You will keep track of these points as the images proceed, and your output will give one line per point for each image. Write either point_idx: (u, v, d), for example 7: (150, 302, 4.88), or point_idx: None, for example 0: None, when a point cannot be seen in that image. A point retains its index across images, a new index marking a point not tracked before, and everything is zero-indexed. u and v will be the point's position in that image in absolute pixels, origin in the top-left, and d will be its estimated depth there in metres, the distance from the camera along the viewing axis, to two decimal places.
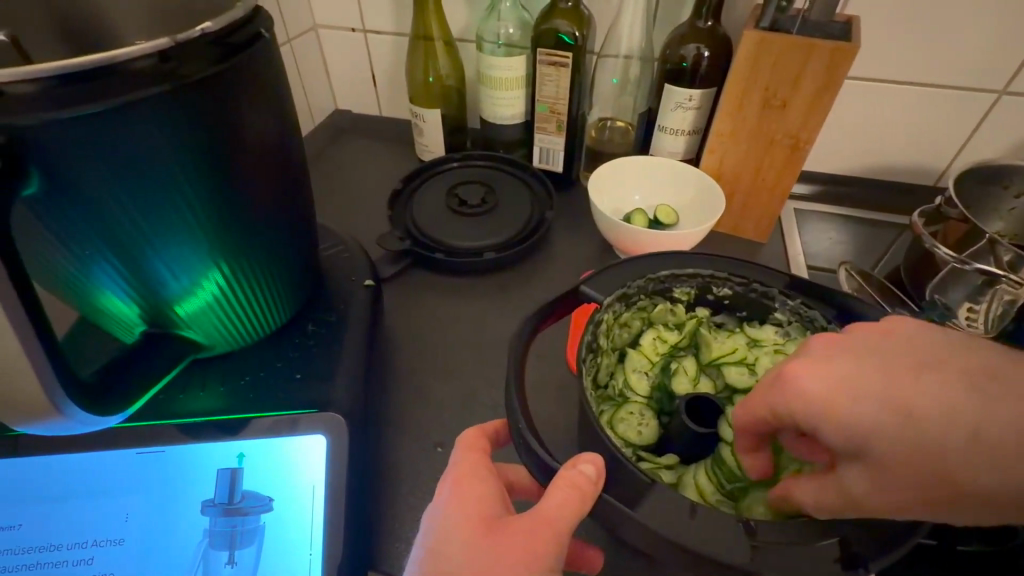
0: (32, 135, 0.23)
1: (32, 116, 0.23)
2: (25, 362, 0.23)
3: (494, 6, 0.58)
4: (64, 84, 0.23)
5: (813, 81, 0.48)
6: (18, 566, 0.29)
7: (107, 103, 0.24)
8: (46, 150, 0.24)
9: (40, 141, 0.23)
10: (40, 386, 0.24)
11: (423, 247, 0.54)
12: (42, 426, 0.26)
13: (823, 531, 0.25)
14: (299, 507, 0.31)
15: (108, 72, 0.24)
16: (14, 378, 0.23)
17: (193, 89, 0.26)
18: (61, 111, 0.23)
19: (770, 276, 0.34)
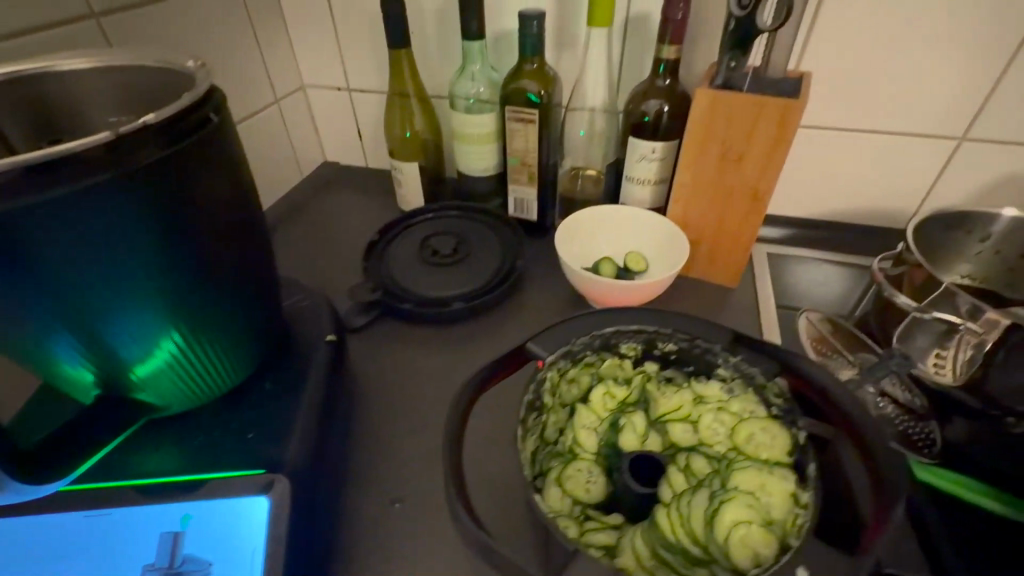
0: None
1: None
2: None
3: (466, 67, 0.61)
4: (13, 178, 0.25)
5: (767, 136, 0.50)
6: None
7: (54, 194, 0.26)
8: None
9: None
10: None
11: (394, 298, 0.56)
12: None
13: None
14: (237, 571, 0.30)
15: (56, 165, 0.26)
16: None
17: (140, 174, 0.28)
18: (8, 203, 0.25)
19: (713, 333, 0.35)
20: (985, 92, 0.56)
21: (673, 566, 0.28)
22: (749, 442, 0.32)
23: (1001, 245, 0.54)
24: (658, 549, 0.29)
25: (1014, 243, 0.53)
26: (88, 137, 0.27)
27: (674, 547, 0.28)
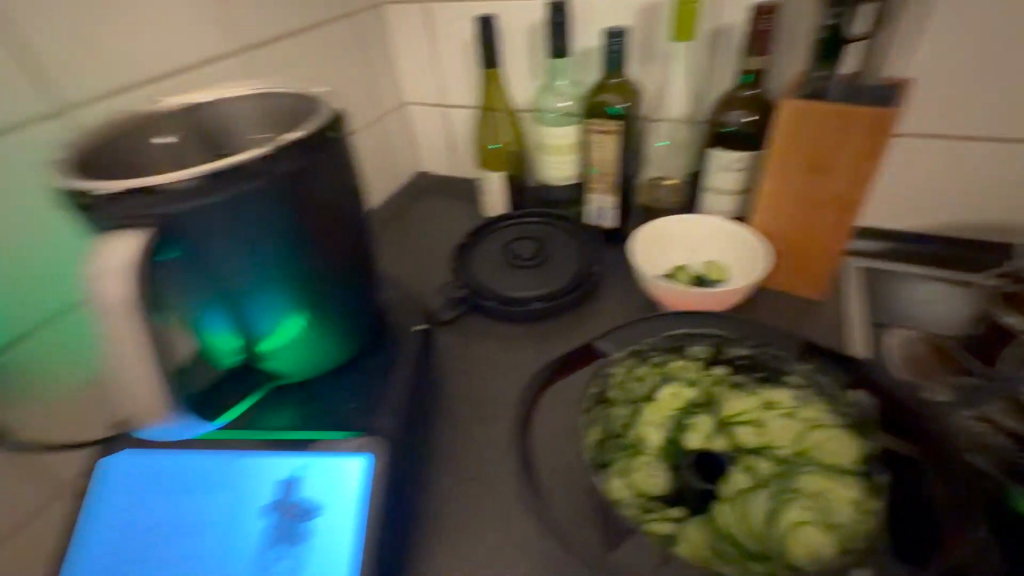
0: (176, 219, 0.32)
1: (176, 206, 0.32)
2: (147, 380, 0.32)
3: (551, 83, 0.65)
4: (197, 183, 0.32)
5: (857, 145, 0.49)
6: (126, 538, 0.36)
7: (222, 195, 0.33)
8: (181, 229, 0.33)
9: (179, 223, 0.32)
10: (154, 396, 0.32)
11: (477, 296, 0.60)
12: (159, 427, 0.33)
13: None
14: (341, 516, 0.35)
15: (226, 172, 0.33)
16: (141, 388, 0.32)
17: (283, 180, 0.35)
18: (192, 202, 0.32)
19: (782, 341, 0.37)
20: None
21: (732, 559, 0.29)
22: (817, 448, 0.32)
23: None
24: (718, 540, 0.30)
25: None
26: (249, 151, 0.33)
27: (733, 541, 0.29)
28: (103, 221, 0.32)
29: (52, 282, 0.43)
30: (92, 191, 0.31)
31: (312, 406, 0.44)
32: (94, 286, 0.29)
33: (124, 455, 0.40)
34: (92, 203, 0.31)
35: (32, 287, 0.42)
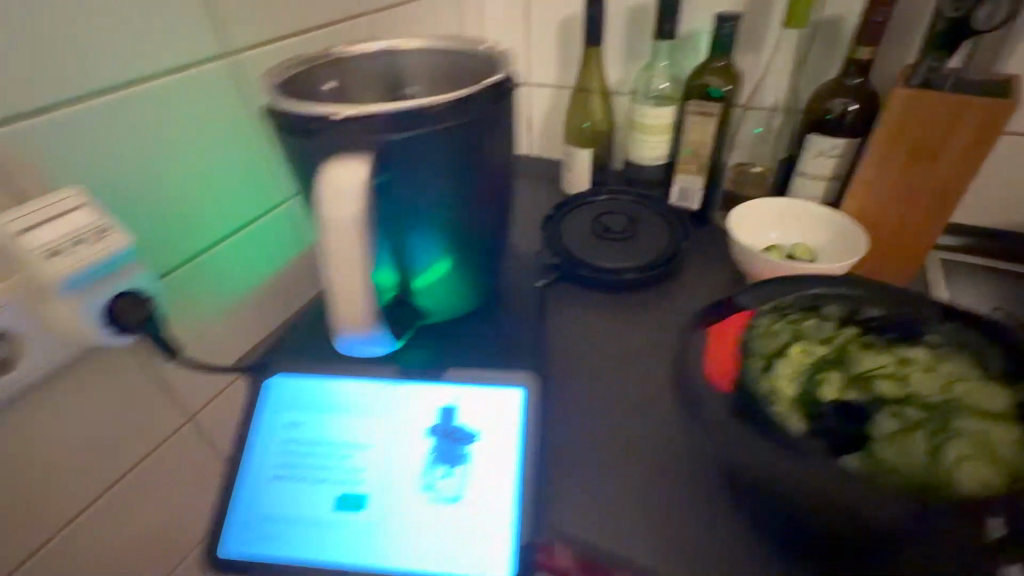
0: (389, 146, 0.34)
1: (395, 134, 0.34)
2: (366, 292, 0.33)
3: (653, 65, 0.68)
4: (413, 114, 0.34)
5: (969, 135, 0.51)
6: (301, 452, 0.39)
7: (430, 128, 0.35)
8: (388, 157, 0.35)
9: (389, 151, 0.34)
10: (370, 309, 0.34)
11: (573, 264, 0.62)
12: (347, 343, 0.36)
13: None
14: (502, 443, 0.38)
15: (435, 108, 0.35)
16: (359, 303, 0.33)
17: (478, 120, 0.36)
18: (406, 131, 0.34)
19: (922, 303, 0.40)
20: None
21: (900, 484, 0.31)
22: (966, 396, 0.35)
23: None
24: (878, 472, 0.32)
25: None
26: (456, 90, 0.35)
27: (897, 470, 0.32)
28: (316, 144, 0.34)
29: (213, 215, 0.45)
30: (323, 115, 0.33)
31: (454, 347, 0.46)
32: (337, 208, 0.31)
33: (274, 379, 0.41)
34: (318, 125, 0.34)
35: (196, 217, 0.44)
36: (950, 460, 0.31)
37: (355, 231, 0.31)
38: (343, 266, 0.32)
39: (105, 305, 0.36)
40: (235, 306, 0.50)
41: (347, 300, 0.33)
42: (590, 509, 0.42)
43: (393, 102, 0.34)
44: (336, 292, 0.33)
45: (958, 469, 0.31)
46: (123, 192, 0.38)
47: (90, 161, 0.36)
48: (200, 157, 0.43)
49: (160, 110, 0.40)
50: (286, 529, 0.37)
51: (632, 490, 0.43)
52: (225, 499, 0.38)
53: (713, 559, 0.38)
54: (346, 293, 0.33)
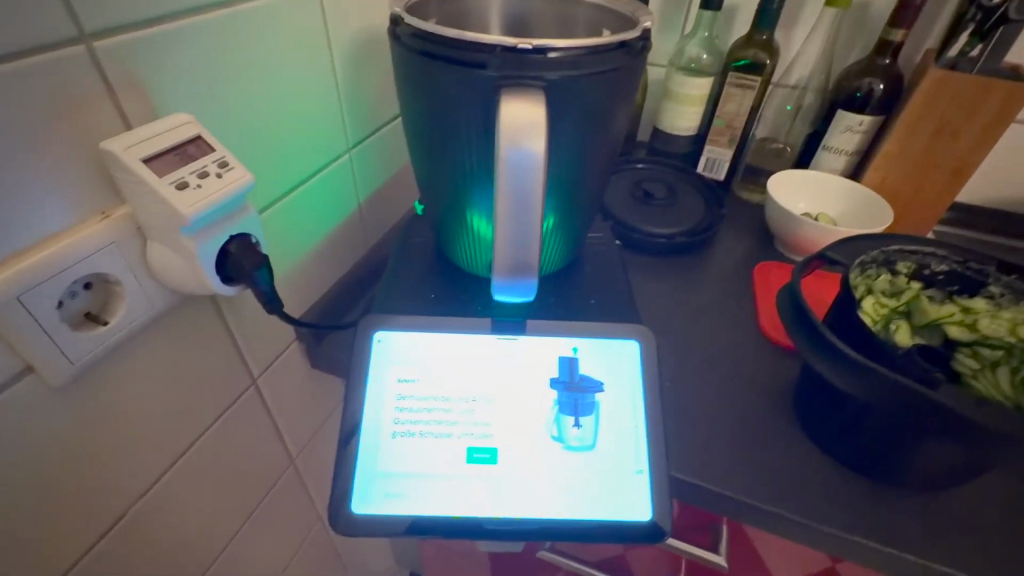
0: (554, 88, 0.32)
1: (562, 74, 0.32)
2: (530, 237, 0.33)
3: (695, 35, 0.69)
4: (582, 55, 0.33)
5: (989, 114, 0.57)
6: (420, 408, 0.38)
7: (594, 71, 0.33)
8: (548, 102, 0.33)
9: (551, 96, 0.33)
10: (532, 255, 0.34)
11: (623, 228, 0.64)
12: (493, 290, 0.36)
13: None
14: (624, 393, 0.39)
15: (600, 51, 0.33)
16: (523, 250, 0.33)
17: (633, 68, 0.35)
18: (575, 72, 0.32)
19: (984, 257, 0.44)
20: None
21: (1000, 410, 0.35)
22: None
23: None
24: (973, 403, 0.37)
25: None
26: (618, 34, 0.34)
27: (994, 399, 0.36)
28: (487, 77, 0.31)
29: (289, 156, 0.42)
30: (489, 47, 0.31)
31: (550, 301, 0.46)
32: (526, 149, 0.30)
33: (382, 334, 0.40)
34: (482, 59, 0.32)
35: (276, 157, 0.41)
36: None
37: (533, 174, 0.31)
38: (514, 208, 0.32)
39: (216, 254, 0.32)
40: (301, 261, 0.46)
41: (505, 242, 0.33)
42: (686, 455, 0.44)
43: (561, 41, 0.32)
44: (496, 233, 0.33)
45: None
46: (217, 121, 0.35)
47: (190, 84, 0.33)
48: (281, 90, 0.40)
49: (253, 34, 0.36)
50: (416, 484, 0.36)
51: (721, 436, 0.45)
52: (345, 456, 0.36)
53: (803, 492, 0.42)
54: (505, 235, 0.33)
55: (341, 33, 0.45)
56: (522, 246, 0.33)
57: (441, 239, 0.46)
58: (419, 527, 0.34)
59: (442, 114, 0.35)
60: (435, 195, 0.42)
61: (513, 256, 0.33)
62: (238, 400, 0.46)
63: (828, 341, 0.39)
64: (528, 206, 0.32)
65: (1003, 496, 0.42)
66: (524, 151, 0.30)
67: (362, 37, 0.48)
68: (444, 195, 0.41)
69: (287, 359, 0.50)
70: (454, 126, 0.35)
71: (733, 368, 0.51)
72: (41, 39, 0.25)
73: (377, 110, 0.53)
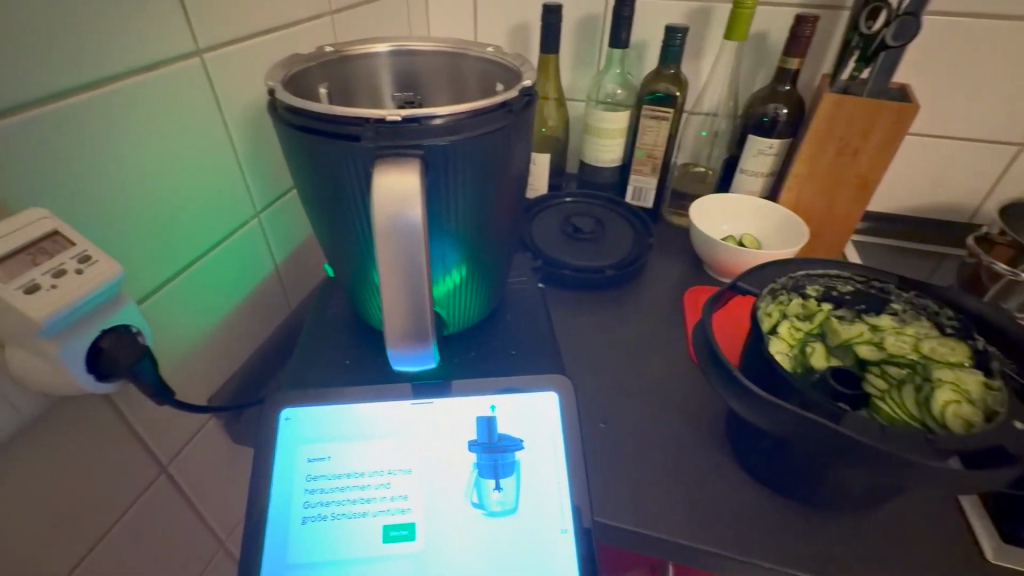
0: (435, 153, 0.32)
1: (442, 139, 0.32)
2: (424, 308, 0.32)
3: (607, 72, 0.71)
4: (460, 118, 0.33)
5: (882, 132, 0.60)
6: (334, 487, 0.36)
7: (476, 133, 0.33)
8: (431, 166, 0.33)
9: (433, 161, 0.33)
10: (427, 322, 0.33)
11: (552, 265, 0.64)
12: (396, 357, 0.34)
13: (972, 439, 0.33)
14: (545, 448, 0.38)
15: (481, 114, 0.33)
16: (418, 317, 0.32)
17: (519, 123, 0.36)
18: (456, 136, 0.32)
19: (885, 276, 0.45)
20: None
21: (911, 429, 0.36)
22: (933, 351, 0.40)
23: None
24: (883, 423, 0.37)
25: None
26: (499, 94, 0.34)
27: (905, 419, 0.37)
28: (363, 149, 0.31)
29: (183, 230, 0.41)
30: (363, 120, 0.31)
31: (472, 356, 0.45)
32: (403, 218, 0.30)
33: (290, 412, 0.38)
34: (356, 132, 0.31)
35: (167, 235, 0.39)
36: (945, 403, 0.36)
37: (417, 241, 0.30)
38: (404, 280, 0.31)
39: (87, 350, 0.30)
40: (206, 337, 0.44)
41: (395, 309, 0.32)
42: (622, 499, 0.43)
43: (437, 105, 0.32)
44: (386, 303, 0.32)
45: (954, 407, 0.36)
46: (90, 207, 0.33)
47: (53, 173, 0.31)
48: (167, 165, 0.39)
49: (129, 114, 0.35)
50: (334, 571, 0.34)
51: (656, 477, 0.45)
52: (253, 549, 0.34)
53: (738, 524, 0.42)
54: (394, 303, 0.32)
55: (233, 98, 0.44)
56: (416, 313, 0.32)
57: (355, 302, 0.45)
58: None
59: (327, 179, 0.34)
60: (339, 259, 0.41)
61: (405, 323, 0.32)
62: (147, 489, 0.43)
63: (736, 374, 0.39)
64: (415, 273, 0.31)
65: (928, 509, 0.43)
66: (405, 221, 0.30)
67: (259, 100, 0.46)
68: (347, 260, 0.40)
69: (204, 436, 0.47)
70: (344, 194, 0.35)
71: (666, 400, 0.51)
72: None
73: (285, 171, 0.51)
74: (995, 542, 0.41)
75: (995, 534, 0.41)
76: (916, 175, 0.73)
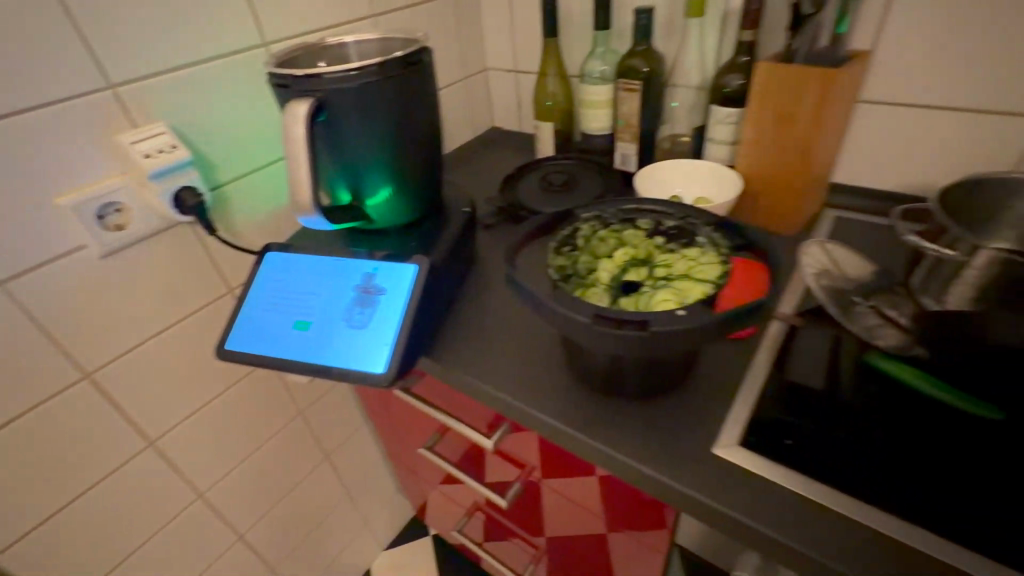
0: (329, 96, 0.54)
1: (331, 87, 0.54)
2: (307, 188, 0.54)
3: (595, 51, 0.82)
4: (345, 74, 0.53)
5: (813, 99, 0.61)
6: (280, 296, 0.61)
7: (356, 84, 0.54)
8: (332, 106, 0.55)
9: (331, 102, 0.55)
10: (309, 196, 0.55)
11: (514, 208, 0.79)
12: (305, 220, 0.59)
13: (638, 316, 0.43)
14: (398, 299, 0.57)
15: (362, 73, 0.54)
16: (303, 192, 0.55)
17: (390, 79, 0.56)
18: (341, 86, 0.54)
19: (698, 215, 0.54)
20: None
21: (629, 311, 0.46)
22: (699, 268, 0.48)
23: None
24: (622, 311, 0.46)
25: None
26: (375, 59, 0.54)
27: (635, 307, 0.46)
28: (289, 91, 0.55)
29: (242, 149, 0.69)
30: (288, 75, 0.54)
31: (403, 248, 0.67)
32: (292, 129, 0.52)
33: (273, 253, 0.63)
34: (285, 82, 0.55)
35: (233, 151, 0.68)
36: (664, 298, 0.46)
37: (302, 145, 0.53)
38: (296, 169, 0.53)
39: (172, 195, 0.60)
40: (255, 218, 0.73)
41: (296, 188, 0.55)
42: (466, 360, 0.59)
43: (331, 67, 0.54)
44: (291, 183, 0.55)
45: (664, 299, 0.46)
46: (189, 128, 0.63)
47: (169, 108, 0.60)
48: (235, 109, 0.67)
49: (211, 79, 0.63)
50: (266, 338, 0.59)
51: (497, 354, 0.59)
52: (234, 318, 0.61)
53: (534, 392, 0.55)
54: (294, 183, 0.54)
55: None
56: (303, 190, 0.54)
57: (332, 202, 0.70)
58: (260, 359, 0.58)
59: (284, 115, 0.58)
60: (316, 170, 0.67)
61: (302, 196, 0.55)
62: (217, 298, 0.72)
63: (515, 270, 0.51)
64: (300, 164, 0.53)
65: (696, 414, 0.50)
66: (295, 132, 0.52)
67: None
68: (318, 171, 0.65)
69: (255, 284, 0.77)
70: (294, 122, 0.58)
71: None
72: (84, 89, 0.53)
73: None
74: (728, 440, 0.47)
75: (736, 438, 0.47)
76: (917, 149, 0.67)
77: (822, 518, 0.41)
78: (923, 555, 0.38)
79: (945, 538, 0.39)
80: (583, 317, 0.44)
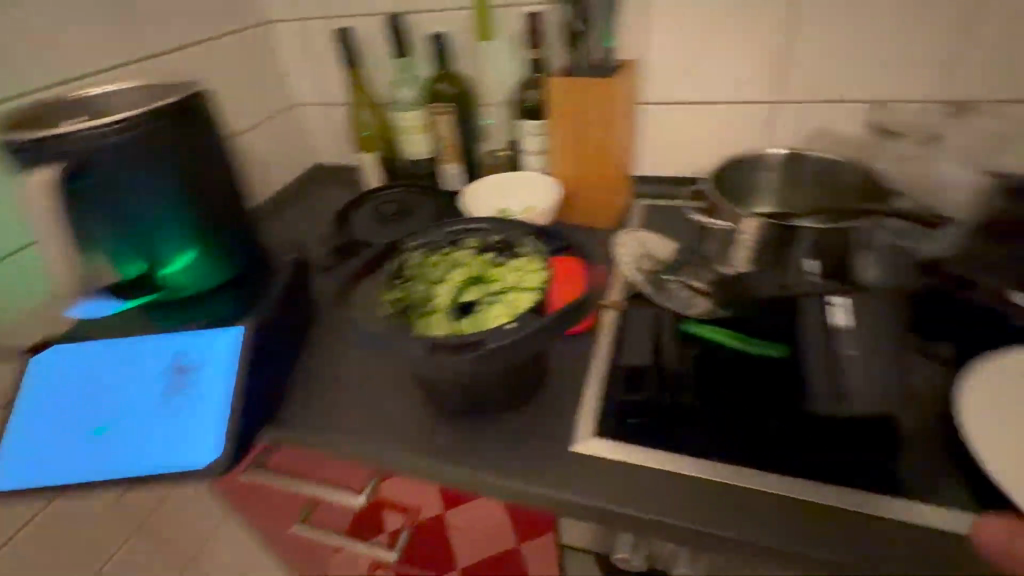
0: (81, 158, 0.46)
1: (81, 148, 0.46)
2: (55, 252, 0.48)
3: (399, 78, 0.82)
4: (97, 132, 0.46)
5: (598, 106, 0.68)
6: (61, 398, 0.51)
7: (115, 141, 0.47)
8: (87, 170, 0.47)
9: (85, 165, 0.47)
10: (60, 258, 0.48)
11: (346, 246, 0.75)
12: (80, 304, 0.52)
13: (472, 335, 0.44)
14: (218, 369, 0.52)
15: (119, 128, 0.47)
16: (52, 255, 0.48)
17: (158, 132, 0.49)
18: (95, 145, 0.47)
19: (519, 227, 0.56)
20: (772, 67, 0.69)
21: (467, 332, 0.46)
22: (526, 278, 0.50)
23: (782, 174, 0.66)
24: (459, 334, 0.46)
25: (797, 172, 0.65)
26: (134, 110, 0.48)
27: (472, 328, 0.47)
28: (23, 158, 0.46)
29: None
30: (18, 140, 0.45)
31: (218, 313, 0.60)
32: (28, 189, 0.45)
33: (52, 351, 0.54)
34: (15, 148, 0.45)
35: None
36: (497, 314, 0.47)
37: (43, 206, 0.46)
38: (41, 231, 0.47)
39: None
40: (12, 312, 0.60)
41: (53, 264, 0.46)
42: (314, 421, 0.54)
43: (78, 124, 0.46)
44: None
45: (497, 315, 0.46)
46: None
47: None
48: None
49: None
50: (41, 453, 0.48)
51: (348, 405, 0.55)
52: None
53: (392, 436, 0.52)
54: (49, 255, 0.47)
55: None
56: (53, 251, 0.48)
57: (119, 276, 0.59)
58: (30, 483, 0.46)
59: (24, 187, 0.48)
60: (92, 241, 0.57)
61: None
62: None
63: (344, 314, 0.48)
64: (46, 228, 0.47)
65: (552, 417, 0.51)
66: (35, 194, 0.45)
67: None
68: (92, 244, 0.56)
69: None
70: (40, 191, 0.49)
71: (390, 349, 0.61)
72: None
73: None
74: (583, 435, 0.49)
75: (591, 430, 0.49)
76: (691, 139, 0.78)
77: (672, 485, 0.44)
78: (755, 492, 0.43)
79: (767, 470, 0.44)
80: (419, 348, 0.43)
